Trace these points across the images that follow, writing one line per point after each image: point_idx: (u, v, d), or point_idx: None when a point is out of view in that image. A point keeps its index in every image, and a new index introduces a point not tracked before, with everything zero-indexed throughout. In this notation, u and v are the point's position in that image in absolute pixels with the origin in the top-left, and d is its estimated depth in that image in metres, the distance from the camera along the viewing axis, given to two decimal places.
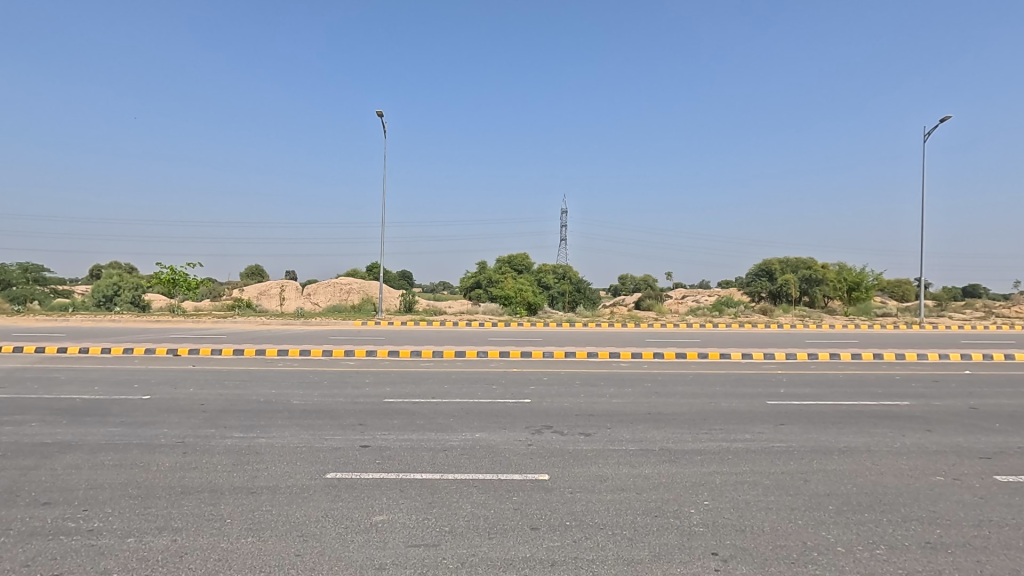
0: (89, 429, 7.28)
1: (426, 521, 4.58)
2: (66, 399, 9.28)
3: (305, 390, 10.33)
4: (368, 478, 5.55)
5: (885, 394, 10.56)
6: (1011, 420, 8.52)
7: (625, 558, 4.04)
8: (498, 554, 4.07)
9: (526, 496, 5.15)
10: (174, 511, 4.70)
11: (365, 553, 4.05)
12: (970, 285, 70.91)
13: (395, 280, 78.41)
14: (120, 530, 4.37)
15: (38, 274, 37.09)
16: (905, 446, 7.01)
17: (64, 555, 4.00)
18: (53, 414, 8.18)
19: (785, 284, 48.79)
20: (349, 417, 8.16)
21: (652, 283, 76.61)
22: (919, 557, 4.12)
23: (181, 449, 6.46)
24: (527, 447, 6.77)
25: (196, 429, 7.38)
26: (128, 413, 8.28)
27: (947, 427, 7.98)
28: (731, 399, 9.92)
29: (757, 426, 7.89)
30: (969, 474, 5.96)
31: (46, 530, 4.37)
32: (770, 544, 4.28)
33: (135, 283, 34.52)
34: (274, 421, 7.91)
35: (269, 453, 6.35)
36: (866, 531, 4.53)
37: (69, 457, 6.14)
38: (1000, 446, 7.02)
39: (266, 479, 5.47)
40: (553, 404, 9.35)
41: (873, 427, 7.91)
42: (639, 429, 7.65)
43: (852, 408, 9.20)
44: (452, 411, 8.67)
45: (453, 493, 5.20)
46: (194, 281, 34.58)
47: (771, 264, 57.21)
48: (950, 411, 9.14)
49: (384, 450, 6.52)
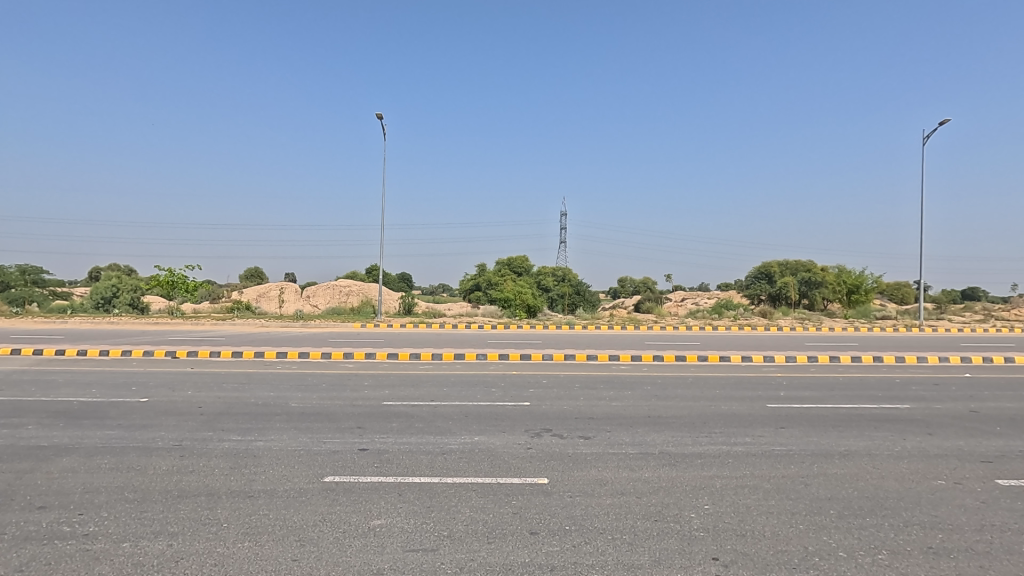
0: (86, 433, 7.23)
1: (425, 525, 4.56)
2: (64, 403, 9.21)
3: (303, 393, 10.27)
4: (366, 481, 5.53)
5: (886, 398, 10.48)
6: (1012, 423, 8.49)
7: (625, 563, 4.01)
8: (498, 560, 4.02)
9: (526, 500, 5.12)
10: (170, 515, 4.67)
11: (364, 557, 4.02)
12: (970, 287, 71.04)
13: (394, 283, 79.38)
14: (116, 535, 4.33)
15: (38, 275, 37.13)
16: (906, 450, 6.96)
17: (58, 560, 3.96)
18: (50, 417, 8.13)
19: (785, 287, 49.98)
20: (347, 421, 8.10)
21: (652, 284, 77.39)
22: (921, 562, 4.08)
23: (177, 453, 6.42)
24: (527, 450, 6.72)
25: (194, 432, 7.33)
26: (126, 416, 8.22)
27: (948, 431, 7.93)
28: (731, 402, 9.85)
29: (757, 430, 7.85)
30: (971, 478, 5.93)
31: (41, 535, 4.33)
32: (770, 549, 4.24)
33: (135, 284, 34.47)
34: (271, 424, 7.86)
35: (267, 457, 6.33)
36: (867, 536, 4.49)
37: (65, 460, 6.10)
38: (1001, 451, 6.98)
39: (263, 483, 5.45)
40: (553, 407, 9.31)
41: (874, 431, 7.87)
42: (639, 433, 7.60)
43: (853, 412, 9.16)
44: (451, 414, 8.62)
45: (452, 497, 5.16)
46: (194, 283, 34.59)
47: (770, 267, 57.30)
48: (952, 415, 9.10)
49: (382, 454, 6.48)
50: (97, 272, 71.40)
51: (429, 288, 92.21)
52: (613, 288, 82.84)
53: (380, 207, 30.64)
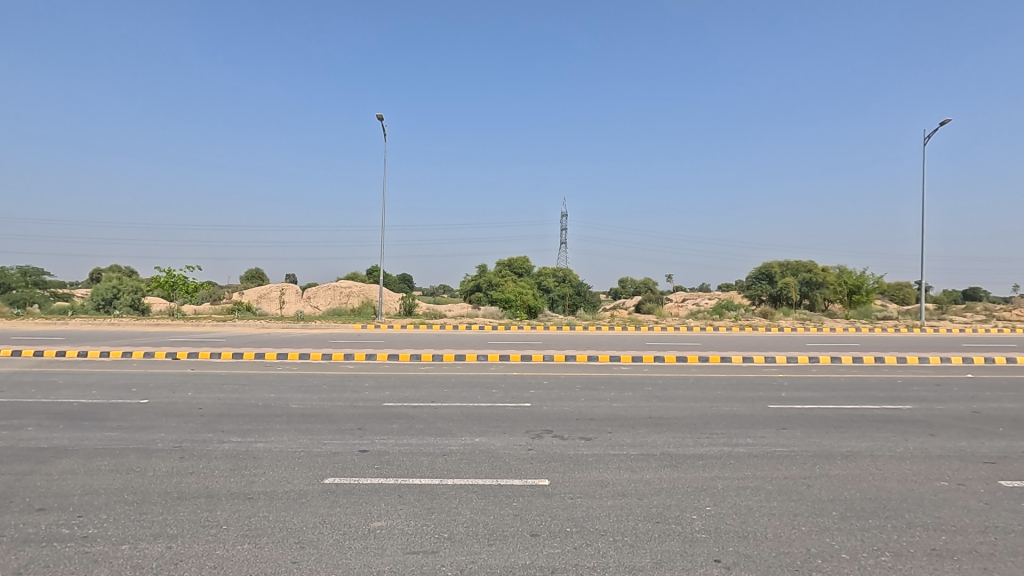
0: (86, 434, 7.23)
1: (425, 527, 4.54)
2: (64, 404, 9.21)
3: (304, 394, 10.28)
4: (366, 483, 5.51)
5: (887, 398, 10.48)
6: (1015, 424, 8.46)
7: (627, 565, 3.98)
8: (498, 562, 4.00)
9: (527, 502, 5.10)
10: (169, 517, 4.65)
11: (363, 559, 4.00)
12: (971, 288, 70.91)
13: (394, 284, 79.76)
14: (115, 537, 4.31)
15: (38, 277, 37.21)
16: (908, 450, 6.95)
17: (57, 563, 3.93)
18: (50, 418, 8.14)
19: (785, 287, 50.03)
20: (348, 422, 8.09)
21: (652, 284, 77.65)
22: (925, 564, 4.05)
23: (178, 454, 6.41)
24: (528, 452, 6.70)
25: (194, 433, 7.34)
26: (125, 418, 8.18)
27: (950, 432, 7.92)
28: (732, 403, 9.83)
29: (758, 430, 7.84)
30: (973, 479, 5.90)
31: (39, 537, 4.31)
32: (773, 551, 4.22)
33: (134, 286, 34.48)
34: (272, 425, 7.86)
35: (267, 458, 6.33)
36: (871, 538, 4.47)
37: (65, 462, 6.09)
38: (1004, 451, 6.96)
39: (263, 485, 5.43)
40: (553, 408, 9.30)
41: (876, 431, 7.86)
42: (640, 434, 7.58)
43: (855, 412, 9.13)
44: (451, 415, 8.62)
45: (452, 499, 5.14)
46: (194, 285, 34.56)
47: (771, 268, 57.38)
48: (954, 415, 9.09)
49: (383, 455, 6.47)
50: (98, 273, 71.44)
51: (430, 288, 92.54)
52: (614, 290, 83.02)
53: (381, 207, 30.33)
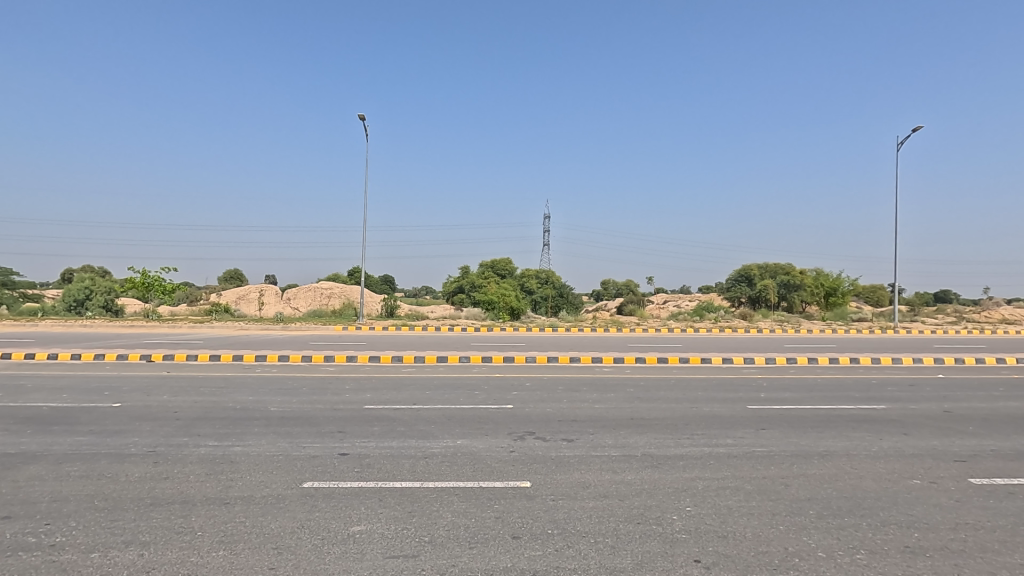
0: (57, 439, 7.05)
1: (405, 531, 4.49)
2: (33, 408, 8.95)
3: (283, 396, 10.16)
4: (346, 487, 5.44)
5: (862, 398, 10.66)
6: (984, 422, 8.65)
7: (607, 566, 3.98)
8: (479, 564, 3.98)
9: (508, 504, 5.08)
10: (142, 524, 4.54)
11: (342, 564, 3.95)
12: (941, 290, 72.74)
13: (377, 284, 79.49)
14: (84, 545, 4.20)
15: (8, 278, 36.24)
16: (883, 449, 7.06)
17: (23, 572, 3.83)
18: (18, 423, 7.91)
19: (765, 288, 50.81)
20: (328, 425, 8.00)
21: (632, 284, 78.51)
22: (899, 562, 4.11)
23: (152, 459, 6.28)
24: (510, 454, 6.67)
25: (169, 437, 7.18)
26: (97, 422, 8.01)
27: (923, 431, 8.06)
28: (712, 404, 9.91)
29: (738, 431, 7.90)
30: (945, 477, 6.00)
31: (5, 546, 4.18)
32: (752, 550, 4.24)
33: (107, 287, 33.73)
34: (250, 429, 7.73)
35: (245, 462, 6.21)
36: (846, 536, 4.52)
37: (33, 469, 5.91)
38: (974, 449, 7.10)
39: (240, 489, 5.34)
40: (535, 409, 9.32)
41: (853, 431, 7.96)
42: (623, 435, 7.60)
43: (832, 412, 9.26)
44: (433, 417, 8.59)
45: (433, 502, 5.11)
46: (170, 285, 33.91)
47: (750, 270, 58.33)
48: (927, 414, 9.26)
49: (363, 458, 6.39)
50: (72, 274, 69.97)
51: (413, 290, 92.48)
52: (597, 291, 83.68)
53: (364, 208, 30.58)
